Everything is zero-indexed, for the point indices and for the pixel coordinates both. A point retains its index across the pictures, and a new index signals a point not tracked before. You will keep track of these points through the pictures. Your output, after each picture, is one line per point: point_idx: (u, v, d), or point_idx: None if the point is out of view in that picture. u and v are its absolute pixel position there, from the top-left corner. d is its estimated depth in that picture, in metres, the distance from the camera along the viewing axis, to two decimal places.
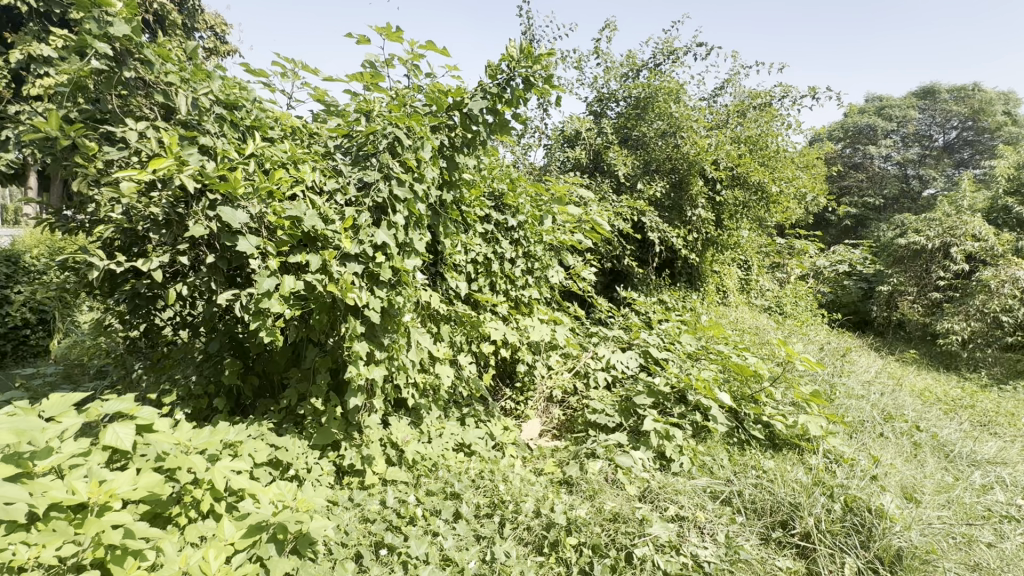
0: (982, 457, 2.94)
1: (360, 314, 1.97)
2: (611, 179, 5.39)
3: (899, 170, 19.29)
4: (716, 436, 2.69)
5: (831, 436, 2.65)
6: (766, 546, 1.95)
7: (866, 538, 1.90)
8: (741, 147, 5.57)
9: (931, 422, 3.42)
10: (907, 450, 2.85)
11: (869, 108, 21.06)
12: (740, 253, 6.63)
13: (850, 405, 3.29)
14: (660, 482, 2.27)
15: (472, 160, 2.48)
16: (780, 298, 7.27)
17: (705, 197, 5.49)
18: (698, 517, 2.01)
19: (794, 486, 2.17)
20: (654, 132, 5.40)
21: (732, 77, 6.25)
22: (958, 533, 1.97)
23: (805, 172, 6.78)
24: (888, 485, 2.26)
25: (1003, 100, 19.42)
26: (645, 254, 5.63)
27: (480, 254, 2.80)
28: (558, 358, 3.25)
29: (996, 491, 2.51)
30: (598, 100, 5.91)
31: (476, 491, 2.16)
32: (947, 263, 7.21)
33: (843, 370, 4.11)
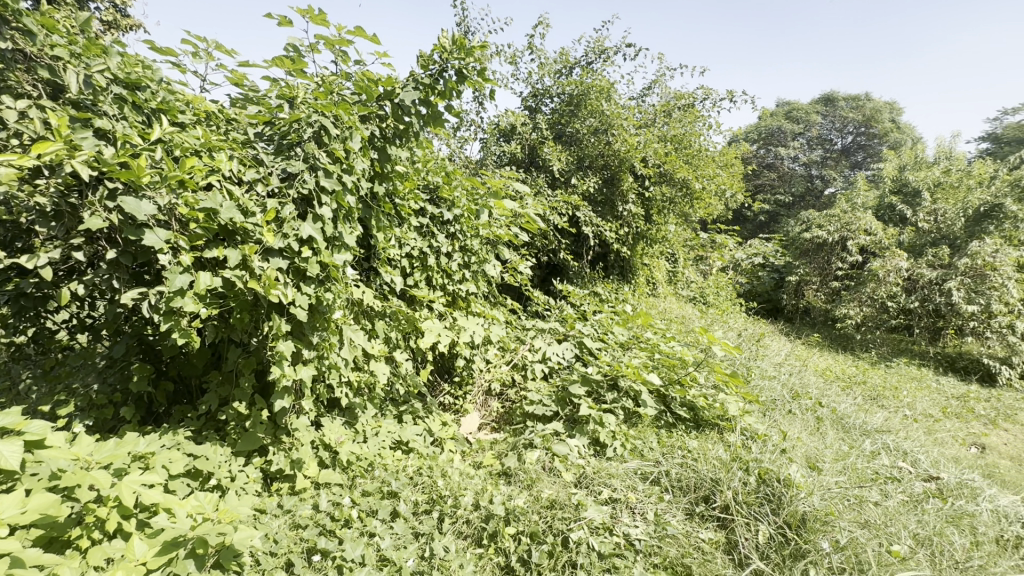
0: (872, 427, 3.31)
1: (285, 312, 1.88)
2: (547, 174, 5.46)
3: (805, 171, 21.18)
4: (646, 421, 2.83)
5: (748, 416, 2.88)
6: (690, 520, 2.09)
7: (778, 506, 2.07)
8: (668, 145, 5.85)
9: (831, 398, 3.81)
10: (811, 424, 3.16)
11: (779, 112, 22.84)
12: (668, 246, 7.01)
13: (764, 385, 3.60)
14: (594, 467, 2.36)
15: (405, 153, 2.42)
16: (704, 288, 7.77)
17: (635, 193, 5.73)
18: (630, 498, 2.12)
19: (715, 463, 2.33)
20: (587, 129, 5.53)
21: (660, 78, 6.52)
22: (853, 495, 2.20)
23: (725, 170, 7.24)
24: (795, 456, 2.50)
25: (889, 110, 21.79)
26: (579, 247, 5.81)
27: (415, 249, 2.74)
28: (497, 352, 3.27)
29: (882, 455, 2.85)
30: (533, 95, 5.95)
31: (414, 488, 2.13)
32: (844, 255, 8.03)
33: (758, 354, 4.49)
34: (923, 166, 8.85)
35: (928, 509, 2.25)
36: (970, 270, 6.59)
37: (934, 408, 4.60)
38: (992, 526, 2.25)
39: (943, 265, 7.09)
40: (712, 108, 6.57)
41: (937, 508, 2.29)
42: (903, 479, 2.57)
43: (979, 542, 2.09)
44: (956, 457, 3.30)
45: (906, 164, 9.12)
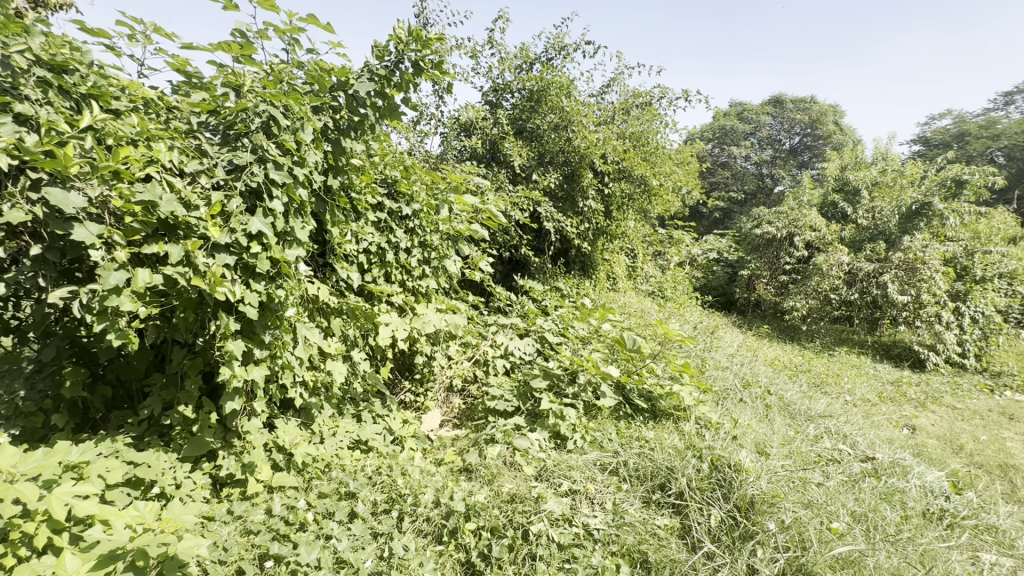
0: (816, 412, 3.51)
1: (233, 310, 1.80)
2: (508, 170, 5.46)
3: (756, 169, 22.10)
4: (605, 413, 2.89)
5: (701, 405, 2.99)
6: (647, 508, 2.15)
7: (728, 490, 2.16)
8: (627, 142, 5.97)
9: (778, 386, 4.01)
10: (760, 411, 3.31)
11: (732, 113, 23.69)
12: (627, 242, 7.16)
13: (717, 375, 3.74)
14: (554, 460, 2.39)
15: (360, 146, 2.36)
16: (662, 283, 7.99)
17: (595, 188, 5.83)
18: (589, 489, 2.16)
19: (671, 452, 2.41)
20: (547, 125, 5.55)
21: (618, 76, 6.63)
22: (797, 477, 2.33)
23: (681, 168, 7.44)
24: (744, 442, 2.61)
25: (833, 113, 22.98)
26: (541, 243, 5.86)
27: (372, 244, 2.68)
28: (458, 348, 3.26)
29: (824, 439, 3.02)
30: (494, 90, 5.92)
31: (373, 488, 2.09)
32: (791, 250, 8.44)
33: (711, 345, 4.67)
34: (862, 166, 9.39)
35: (864, 487, 2.41)
36: (902, 264, 7.07)
37: (871, 393, 4.92)
38: (920, 500, 2.42)
39: (879, 260, 7.56)
40: (668, 106, 6.74)
41: (872, 486, 2.45)
42: (842, 460, 2.74)
43: (909, 516, 2.24)
44: (890, 438, 3.54)
45: (847, 164, 9.65)
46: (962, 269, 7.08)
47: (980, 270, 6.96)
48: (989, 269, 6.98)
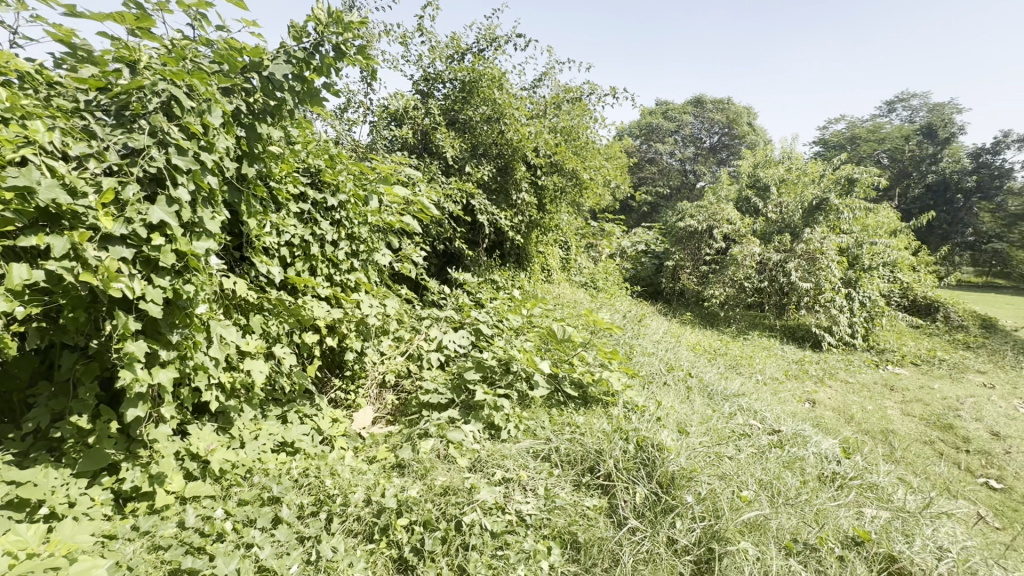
0: (731, 392, 3.80)
1: (134, 308, 1.65)
2: (440, 161, 5.37)
3: (680, 166, 23.38)
4: (538, 401, 2.95)
5: (628, 389, 3.13)
6: (577, 490, 2.23)
7: (652, 469, 2.28)
8: (558, 137, 6.09)
9: (699, 369, 4.31)
10: (682, 393, 3.54)
11: (658, 112, 24.84)
12: (560, 235, 7.33)
13: (644, 361, 3.95)
14: (488, 450, 2.41)
15: (278, 132, 2.23)
16: (594, 274, 8.27)
17: (528, 181, 5.95)
18: (521, 477, 2.20)
19: (599, 436, 2.51)
20: (479, 116, 5.51)
21: (550, 70, 6.71)
22: (713, 452, 2.51)
23: (611, 162, 7.71)
24: (667, 423, 2.78)
25: (747, 114, 24.74)
26: (475, 236, 5.87)
27: (295, 236, 2.55)
28: (391, 342, 3.17)
29: (738, 416, 3.28)
30: (425, 79, 5.78)
31: (299, 492, 2.01)
32: (711, 242, 9.02)
33: (639, 333, 4.91)
34: (772, 165, 10.20)
35: (770, 458, 2.64)
36: (805, 254, 7.78)
37: (779, 372, 5.40)
38: (816, 466, 2.70)
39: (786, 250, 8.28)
40: (598, 102, 6.93)
41: (777, 456, 2.70)
42: (753, 435, 2.98)
43: (807, 480, 2.49)
44: (793, 412, 3.91)
45: (758, 162, 10.45)
46: (853, 259, 7.92)
47: (867, 259, 7.82)
48: (874, 258, 7.86)
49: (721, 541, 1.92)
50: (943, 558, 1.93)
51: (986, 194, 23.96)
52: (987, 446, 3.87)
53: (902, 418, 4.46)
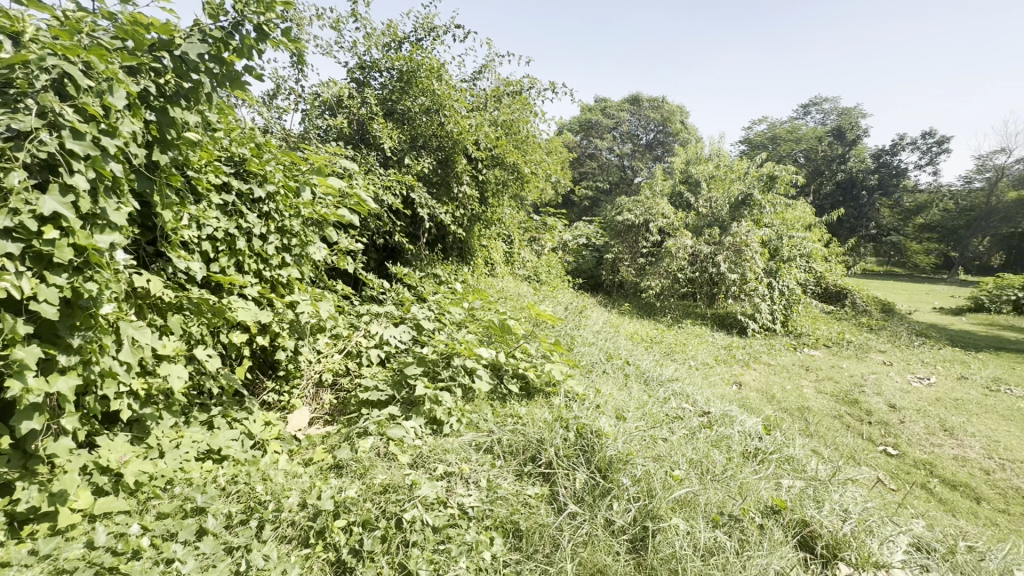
0: (665, 377, 4.01)
1: (24, 309, 1.48)
2: (378, 153, 5.22)
3: (617, 161, 24.48)
4: (481, 394, 2.96)
5: (569, 378, 3.21)
6: (519, 480, 2.27)
7: (590, 455, 2.36)
8: (499, 130, 6.10)
9: (636, 356, 4.49)
10: (620, 380, 3.68)
11: (597, 108, 25.49)
12: (503, 228, 7.37)
13: (584, 351, 4.07)
14: (430, 446, 2.39)
15: (195, 118, 2.07)
16: (537, 268, 8.39)
17: (469, 174, 5.92)
18: (463, 470, 2.20)
19: (541, 426, 2.56)
20: (418, 107, 5.40)
21: (489, 63, 6.68)
22: (648, 435, 2.62)
23: (551, 156, 7.81)
24: (605, 410, 2.88)
25: (681, 113, 25.90)
26: (416, 230, 5.78)
27: (218, 230, 2.39)
28: (328, 340, 3.05)
29: (672, 400, 3.45)
30: (360, 67, 5.57)
31: (226, 500, 1.90)
32: (647, 235, 9.40)
33: (580, 324, 5.04)
34: (702, 162, 10.75)
35: (700, 438, 2.81)
36: (732, 246, 8.27)
37: (709, 357, 5.74)
38: (740, 443, 2.90)
39: (715, 243, 8.78)
40: (538, 96, 6.98)
41: (706, 436, 2.87)
42: (685, 417, 3.15)
43: (732, 457, 2.67)
44: (721, 394, 4.17)
45: (690, 159, 10.98)
46: (773, 250, 8.53)
47: (786, 250, 8.45)
48: (792, 250, 8.51)
49: (655, 519, 2.01)
50: (848, 519, 2.13)
51: (885, 191, 26.58)
52: (885, 417, 4.32)
53: (816, 395, 4.88)
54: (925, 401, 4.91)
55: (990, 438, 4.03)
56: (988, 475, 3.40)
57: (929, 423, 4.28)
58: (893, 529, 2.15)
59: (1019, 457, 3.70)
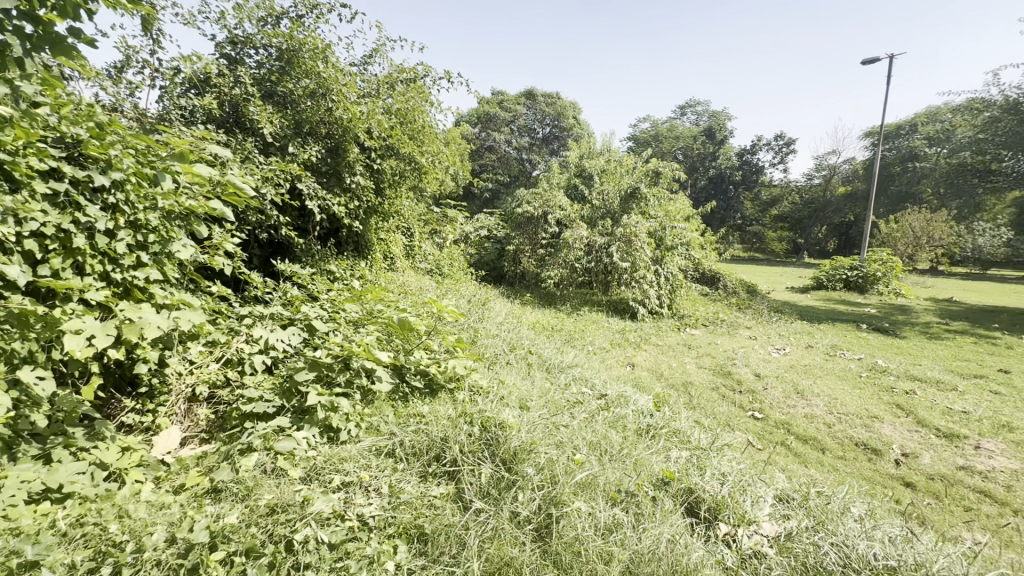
0: (566, 363, 4.17)
1: None
2: (257, 139, 4.74)
3: (516, 154, 24.97)
4: (381, 396, 2.85)
5: (473, 372, 3.21)
6: (423, 481, 2.22)
7: (495, 447, 2.38)
8: (393, 119, 5.89)
9: (538, 345, 4.62)
10: (524, 370, 3.77)
11: (494, 101, 25.69)
12: (402, 220, 7.15)
13: (488, 343, 4.10)
14: (326, 455, 2.25)
15: (4, 88, 1.68)
16: (439, 261, 8.27)
17: (362, 164, 5.67)
18: (362, 478, 2.10)
19: (445, 423, 2.53)
20: (302, 90, 4.99)
21: (380, 47, 6.37)
22: (550, 423, 2.70)
23: (450, 147, 7.69)
24: (509, 401, 2.92)
25: (574, 109, 27.04)
26: (305, 223, 5.39)
27: (47, 225, 1.99)
28: (202, 348, 2.73)
29: (572, 385, 3.60)
30: (230, 41, 4.97)
31: (68, 549, 1.59)
32: (545, 227, 9.69)
33: (483, 316, 5.06)
34: (594, 156, 11.32)
35: (598, 420, 2.96)
36: (623, 237, 8.79)
37: (605, 342, 6.09)
38: (635, 421, 3.11)
39: (608, 234, 9.30)
40: (433, 86, 6.82)
41: (603, 418, 3.03)
42: (585, 401, 3.30)
43: (627, 435, 2.85)
44: (617, 376, 4.45)
45: (583, 154, 11.50)
46: (658, 240, 9.25)
47: (670, 240, 9.22)
48: (675, 239, 9.30)
49: (558, 505, 2.07)
50: (726, 482, 2.36)
51: (747, 186, 30.16)
52: (752, 385, 4.92)
53: (697, 370, 5.40)
54: (782, 369, 5.68)
55: (831, 397, 4.75)
56: (830, 428, 4.00)
57: (785, 388, 4.93)
58: (761, 486, 2.43)
59: (851, 410, 4.41)
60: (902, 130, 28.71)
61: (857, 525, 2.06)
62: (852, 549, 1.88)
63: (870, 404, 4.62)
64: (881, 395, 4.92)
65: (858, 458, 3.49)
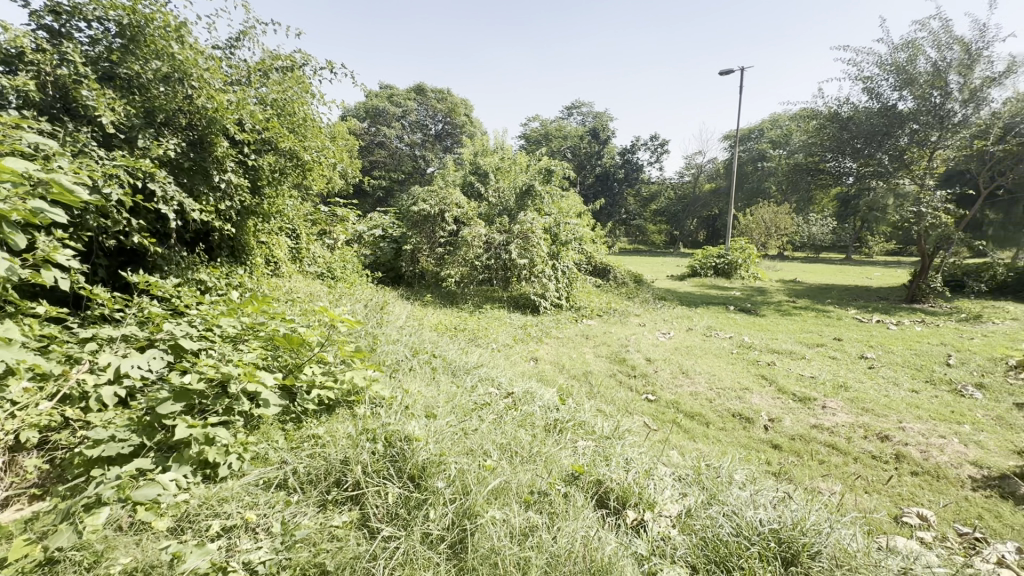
0: (471, 364, 4.11)
1: None
2: (94, 130, 3.98)
3: (408, 150, 24.33)
4: (268, 421, 2.58)
5: (374, 383, 3.04)
6: (322, 511, 2.04)
7: (401, 463, 2.26)
8: (268, 111, 5.38)
9: (441, 347, 4.51)
10: (428, 375, 3.64)
11: (383, 95, 24.80)
12: (284, 221, 6.56)
13: (388, 349, 3.91)
14: (200, 498, 1.97)
15: None
16: (330, 264, 7.74)
17: (233, 159, 5.10)
18: (248, 519, 1.87)
19: (344, 444, 2.37)
20: (152, 73, 4.33)
21: (249, 29, 5.75)
22: (458, 430, 2.63)
23: (335, 142, 7.20)
24: (414, 410, 2.81)
25: (466, 107, 27.04)
26: (163, 228, 4.69)
27: None
28: (27, 384, 2.21)
29: (479, 387, 3.56)
30: (51, 9, 4.02)
31: None
32: (443, 225, 9.51)
33: (382, 321, 4.82)
34: (488, 153, 11.38)
35: (507, 421, 2.95)
36: (520, 234, 8.94)
37: (509, 338, 6.14)
38: (542, 417, 3.15)
39: (505, 231, 9.39)
40: (313, 75, 6.35)
41: (512, 418, 3.04)
42: (492, 402, 3.28)
43: (536, 432, 2.89)
44: (521, 372, 4.51)
45: (477, 151, 11.49)
46: (554, 236, 9.58)
47: (564, 235, 9.60)
48: (568, 234, 9.69)
49: (472, 517, 2.01)
50: (631, 469, 2.48)
51: (630, 183, 32.47)
52: (644, 370, 5.28)
53: (596, 360, 5.66)
54: (668, 352, 6.18)
55: (710, 374, 5.27)
56: (711, 402, 4.43)
57: (672, 369, 5.37)
58: (659, 467, 2.59)
59: (727, 384, 4.93)
60: (752, 134, 32.91)
61: (743, 493, 2.28)
62: (741, 518, 2.06)
63: (742, 377, 5.21)
64: (750, 368, 5.57)
65: (735, 428, 3.90)
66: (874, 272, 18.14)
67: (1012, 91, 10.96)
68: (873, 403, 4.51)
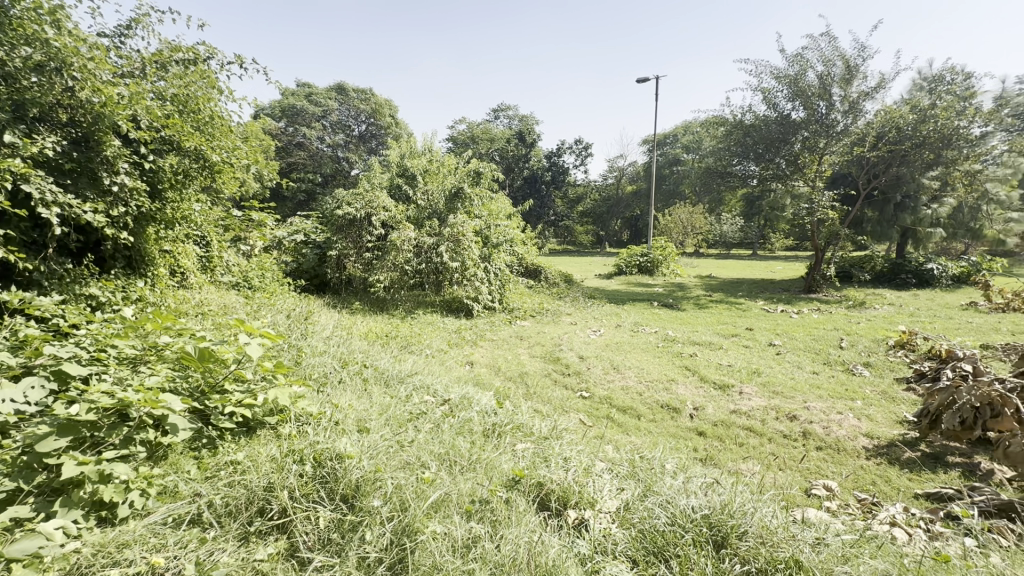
0: (404, 373, 3.98)
1: None
2: None
3: (330, 152, 23.32)
4: (177, 449, 2.34)
5: (299, 401, 2.86)
6: (244, 545, 1.87)
7: (333, 484, 2.14)
8: (167, 107, 4.92)
9: (373, 357, 4.33)
10: (359, 387, 3.48)
11: (300, 94, 23.59)
12: (192, 227, 6.00)
13: (314, 362, 3.69)
14: (95, 546, 1.73)
15: None
16: (246, 273, 7.23)
17: (127, 160, 4.59)
18: (155, 563, 1.67)
19: (267, 468, 2.20)
20: (23, 61, 3.78)
21: (141, 17, 5.22)
22: (393, 443, 2.53)
23: (248, 143, 6.71)
24: (345, 425, 2.68)
25: (391, 108, 26.40)
26: (41, 237, 4.12)
27: None
28: None
29: (414, 396, 3.46)
30: None
31: None
32: (371, 229, 9.19)
33: (306, 333, 4.54)
34: (415, 155, 11.15)
35: (444, 430, 2.89)
36: (451, 237, 8.83)
37: (443, 343, 6.04)
38: (480, 423, 3.12)
39: (436, 234, 9.23)
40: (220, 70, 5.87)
41: (449, 426, 2.97)
42: (428, 411, 3.19)
43: (475, 439, 2.85)
44: (457, 378, 4.44)
45: (403, 152, 11.22)
46: (485, 238, 9.59)
47: (495, 237, 9.63)
48: (499, 236, 9.75)
49: (412, 534, 1.94)
50: (569, 469, 2.52)
51: (557, 185, 33.26)
52: (578, 368, 5.41)
53: (531, 360, 5.71)
54: (599, 349, 6.38)
55: (639, 368, 5.51)
56: (642, 396, 4.62)
57: (604, 366, 5.54)
58: (596, 464, 2.66)
59: (655, 377, 5.17)
60: (668, 139, 34.94)
61: (676, 482, 2.40)
62: (675, 507, 2.16)
63: (667, 369, 5.50)
64: (674, 360, 5.89)
65: (663, 419, 4.10)
66: (776, 266, 19.92)
67: (882, 104, 12.48)
68: (782, 386, 4.93)
